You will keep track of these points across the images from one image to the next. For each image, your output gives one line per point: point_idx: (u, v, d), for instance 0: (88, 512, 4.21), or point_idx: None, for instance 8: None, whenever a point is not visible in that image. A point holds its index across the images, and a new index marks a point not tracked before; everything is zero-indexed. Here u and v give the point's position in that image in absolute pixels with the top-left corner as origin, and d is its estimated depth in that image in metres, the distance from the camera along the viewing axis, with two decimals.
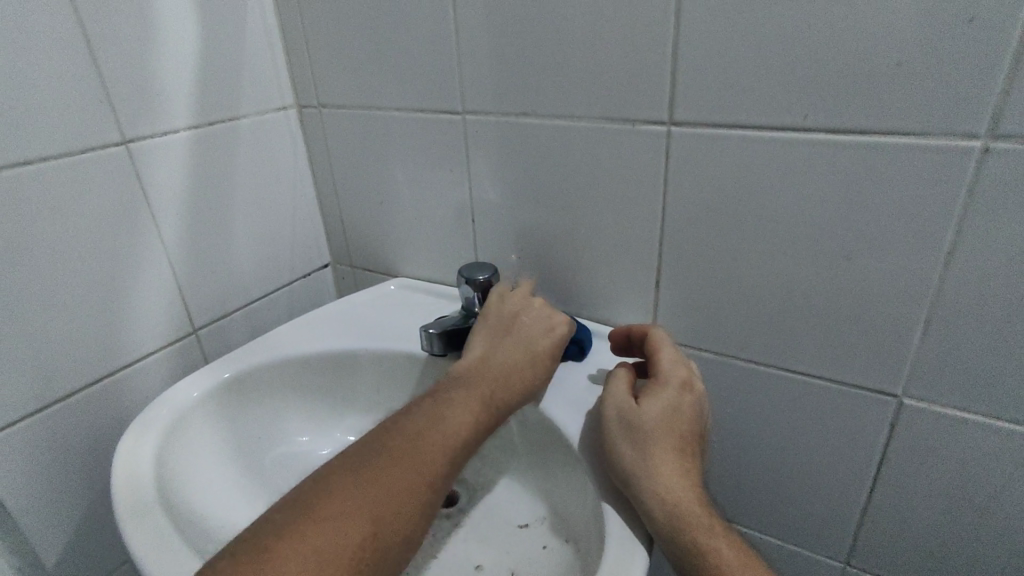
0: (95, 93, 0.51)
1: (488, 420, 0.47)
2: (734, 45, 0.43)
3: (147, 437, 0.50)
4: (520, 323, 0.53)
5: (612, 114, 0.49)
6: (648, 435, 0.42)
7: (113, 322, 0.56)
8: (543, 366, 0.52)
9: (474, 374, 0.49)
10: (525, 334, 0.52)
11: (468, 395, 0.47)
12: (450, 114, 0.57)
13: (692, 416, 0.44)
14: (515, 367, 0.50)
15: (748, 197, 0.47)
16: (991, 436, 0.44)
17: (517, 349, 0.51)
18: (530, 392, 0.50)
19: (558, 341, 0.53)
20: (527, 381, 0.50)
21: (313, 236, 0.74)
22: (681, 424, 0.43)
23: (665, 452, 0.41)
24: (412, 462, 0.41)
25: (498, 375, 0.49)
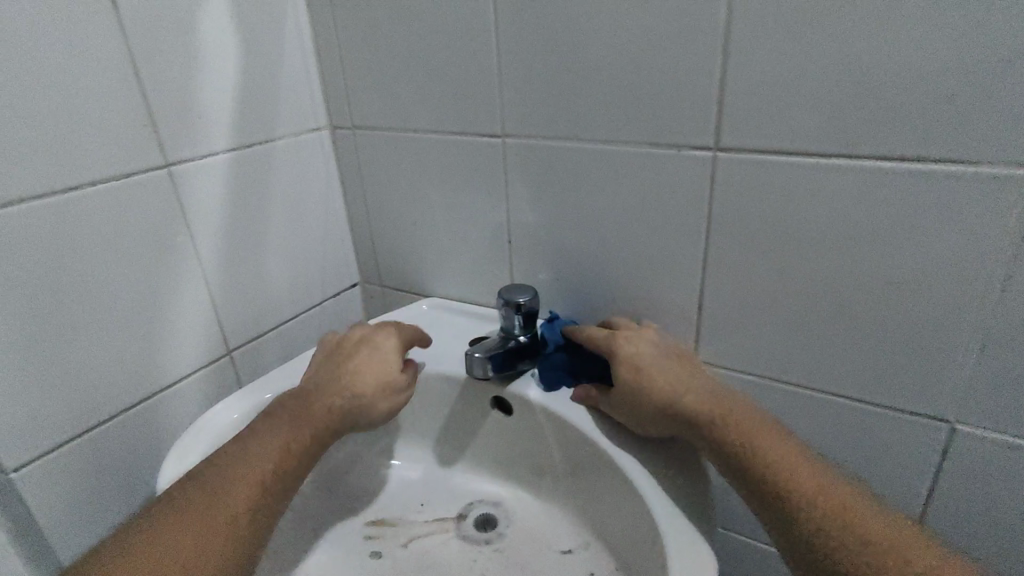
0: (139, 118, 0.51)
1: (322, 426, 0.48)
2: (785, 72, 0.43)
3: (186, 463, 0.50)
4: (357, 351, 0.54)
5: (656, 139, 0.49)
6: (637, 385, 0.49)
7: (152, 344, 0.55)
8: (382, 371, 0.53)
9: (309, 391, 0.50)
10: (360, 358, 0.53)
11: (298, 406, 0.49)
12: (488, 137, 0.58)
13: (642, 370, 0.49)
14: (349, 375, 0.52)
15: (797, 222, 0.47)
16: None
17: (351, 370, 0.52)
18: (372, 398, 0.52)
19: (393, 366, 0.54)
20: (364, 387, 0.51)
21: (343, 256, 0.74)
22: (651, 359, 0.50)
23: (655, 384, 0.48)
24: (256, 459, 0.44)
25: (329, 384, 0.51)
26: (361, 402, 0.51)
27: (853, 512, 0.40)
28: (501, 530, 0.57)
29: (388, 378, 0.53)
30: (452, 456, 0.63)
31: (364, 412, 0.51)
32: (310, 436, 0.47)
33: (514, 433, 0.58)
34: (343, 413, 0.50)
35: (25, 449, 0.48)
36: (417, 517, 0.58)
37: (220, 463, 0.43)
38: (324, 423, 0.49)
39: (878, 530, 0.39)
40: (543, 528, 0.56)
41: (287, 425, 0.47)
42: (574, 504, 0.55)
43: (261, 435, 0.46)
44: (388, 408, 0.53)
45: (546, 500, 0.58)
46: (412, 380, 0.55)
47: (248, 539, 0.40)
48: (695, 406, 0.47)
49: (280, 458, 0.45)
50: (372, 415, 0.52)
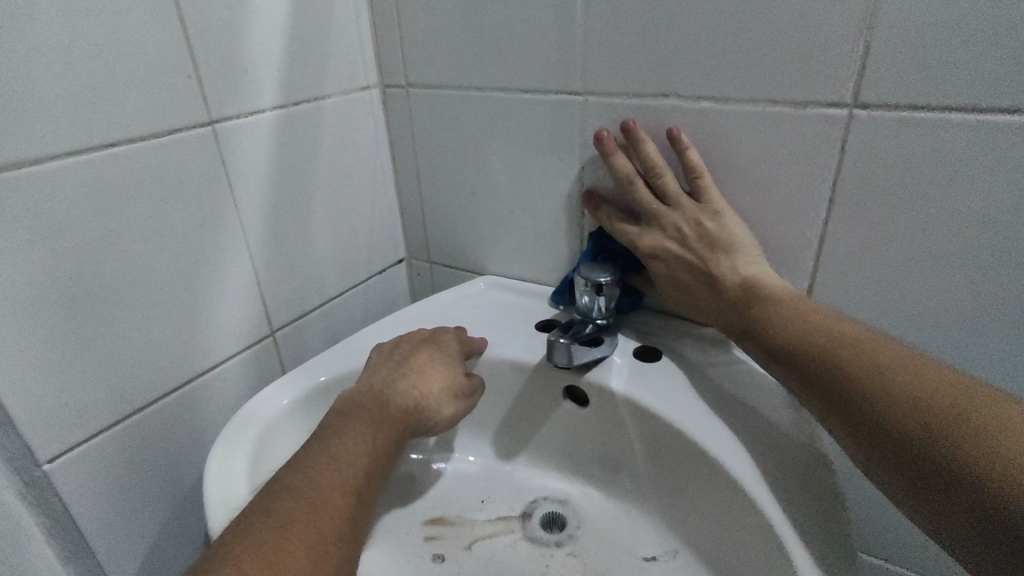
0: (182, 66, 0.45)
1: (398, 423, 0.44)
2: (955, 11, 0.36)
3: (237, 451, 0.45)
4: (414, 352, 0.49)
5: (774, 97, 0.43)
6: (678, 285, 0.48)
7: (194, 322, 0.50)
8: (450, 373, 0.49)
9: (374, 388, 0.46)
10: (421, 357, 0.49)
11: (375, 406, 0.44)
12: (566, 96, 0.51)
13: (674, 254, 0.47)
14: (418, 373, 0.48)
15: (943, 193, 0.40)
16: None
17: (411, 370, 0.48)
18: (442, 399, 0.48)
19: (456, 369, 0.50)
20: (435, 389, 0.47)
21: (390, 229, 0.68)
22: (682, 247, 0.46)
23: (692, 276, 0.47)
24: (344, 460, 0.39)
25: (399, 382, 0.46)
26: (433, 402, 0.47)
27: (921, 375, 0.34)
28: (574, 530, 0.52)
29: (456, 382, 0.49)
30: (515, 448, 0.57)
31: (431, 416, 0.47)
32: (391, 437, 0.43)
33: (586, 426, 0.53)
34: (415, 412, 0.46)
35: (61, 438, 0.43)
36: (479, 516, 0.53)
37: (305, 464, 0.38)
38: (401, 422, 0.44)
39: (945, 387, 0.33)
40: (622, 532, 0.50)
41: (369, 429, 0.42)
42: (658, 506, 0.50)
43: (346, 439, 0.41)
44: (461, 411, 0.49)
45: (623, 500, 0.52)
46: (477, 388, 0.51)
47: (350, 541, 0.36)
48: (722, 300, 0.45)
49: (368, 463, 0.40)
50: (439, 419, 0.48)
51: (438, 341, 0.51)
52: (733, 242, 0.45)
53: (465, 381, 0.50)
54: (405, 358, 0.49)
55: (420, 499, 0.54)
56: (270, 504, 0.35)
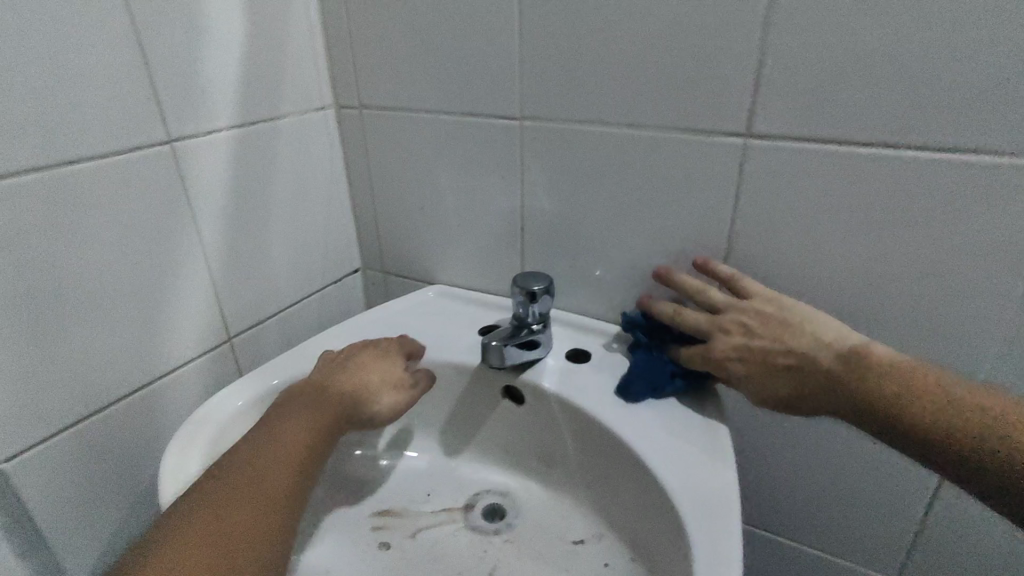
0: (143, 90, 0.49)
1: (333, 411, 0.48)
2: (824, 56, 0.42)
3: (190, 453, 0.48)
4: (356, 353, 0.53)
5: (681, 126, 0.48)
6: (758, 379, 0.45)
7: (152, 328, 0.53)
8: (388, 367, 0.53)
9: (314, 384, 0.50)
10: (360, 356, 0.53)
11: (313, 399, 0.48)
12: (503, 120, 0.56)
13: (751, 347, 0.45)
14: (355, 368, 0.51)
15: (823, 213, 0.46)
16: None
17: (352, 367, 0.52)
18: (380, 389, 0.51)
19: (395, 365, 0.53)
20: (373, 381, 0.51)
21: (345, 240, 0.72)
22: (755, 338, 0.45)
23: (775, 369, 0.44)
24: (279, 446, 0.43)
25: (337, 376, 0.50)
26: (370, 391, 0.50)
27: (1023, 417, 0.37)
28: (511, 519, 0.56)
29: (397, 376, 0.53)
30: (460, 445, 0.61)
31: (369, 405, 0.50)
32: (323, 421, 0.46)
33: (523, 422, 0.57)
34: (352, 400, 0.49)
35: (20, 440, 0.45)
36: (424, 508, 0.57)
37: (240, 451, 0.42)
38: (336, 410, 0.48)
39: None
40: (554, 519, 0.55)
41: (305, 416, 0.46)
42: (586, 494, 0.54)
43: (277, 424, 0.45)
44: (411, 403, 0.52)
45: (556, 490, 0.57)
46: (420, 380, 0.54)
47: (283, 514, 0.40)
48: (827, 391, 0.42)
49: (302, 445, 0.44)
50: (379, 409, 0.51)
51: (378, 342, 0.55)
52: (808, 317, 0.44)
53: (405, 374, 0.53)
54: (347, 359, 0.53)
55: (371, 494, 0.58)
56: (206, 485, 0.39)
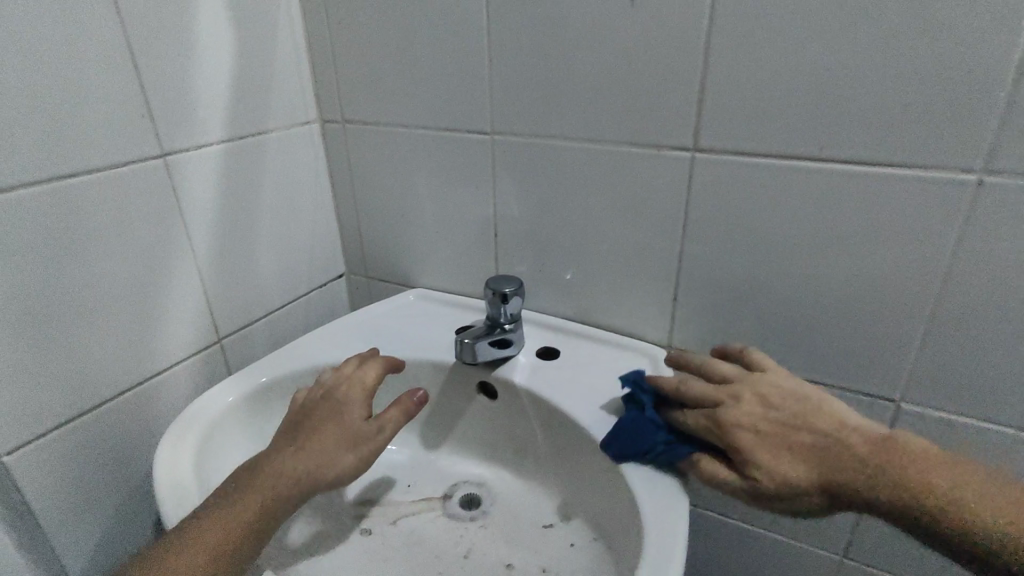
0: (139, 109, 0.52)
1: (278, 487, 0.43)
2: (759, 78, 0.45)
3: (184, 444, 0.51)
4: (315, 406, 0.49)
5: (636, 140, 0.52)
6: (778, 455, 0.42)
7: (146, 330, 0.56)
8: (345, 423, 0.47)
9: (264, 452, 0.46)
10: (316, 412, 0.48)
11: (278, 449, 0.46)
12: (476, 134, 0.60)
13: (775, 419, 0.43)
14: (309, 430, 0.47)
15: (765, 222, 0.49)
16: (1000, 441, 0.48)
17: (306, 428, 0.47)
18: (335, 451, 0.46)
19: (355, 420, 0.48)
20: (325, 443, 0.46)
21: (330, 247, 0.76)
22: (778, 413, 0.43)
23: (804, 447, 0.42)
24: (214, 527, 0.40)
25: (287, 443, 0.46)
26: (321, 458, 0.45)
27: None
28: (486, 506, 0.60)
29: (366, 400, 0.50)
30: (439, 439, 0.65)
31: (324, 471, 0.45)
32: (264, 501, 0.42)
33: (497, 415, 0.61)
34: (301, 470, 0.44)
35: (23, 433, 0.49)
36: (404, 498, 0.61)
37: (172, 538, 0.40)
38: (280, 485, 0.43)
39: None
40: (526, 506, 0.59)
41: (272, 465, 0.44)
42: (556, 482, 0.58)
43: (245, 478, 0.43)
44: (394, 423, 0.48)
45: (529, 479, 0.61)
46: (383, 429, 0.48)
47: None
48: (863, 475, 0.40)
49: (238, 527, 0.41)
50: (335, 473, 0.45)
51: (341, 388, 0.50)
52: (825, 401, 0.44)
53: (365, 429, 0.47)
54: (304, 415, 0.48)
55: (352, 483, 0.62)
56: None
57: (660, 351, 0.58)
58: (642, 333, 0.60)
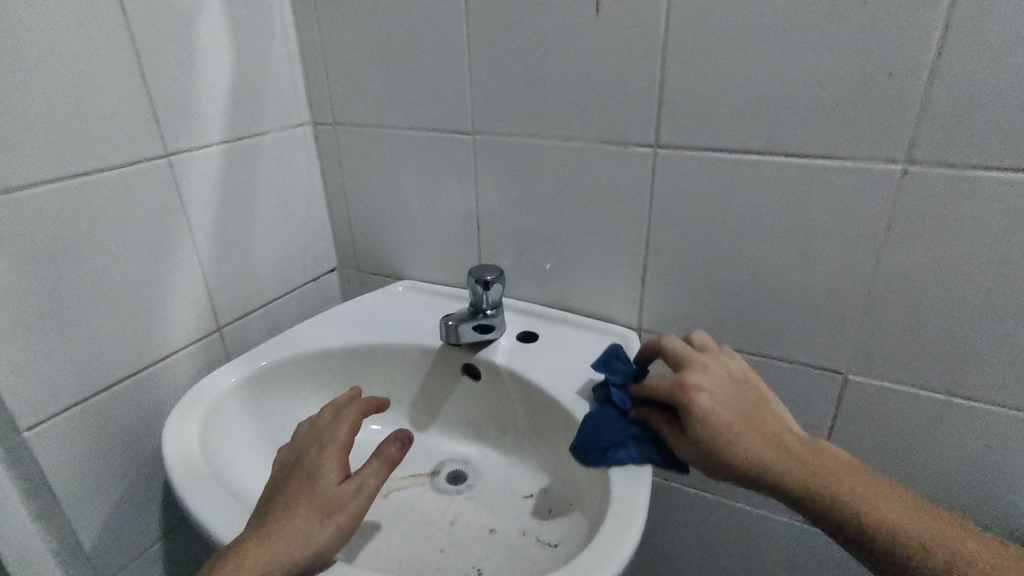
0: (144, 111, 0.56)
1: (268, 560, 0.42)
2: (710, 81, 0.51)
3: (190, 421, 0.55)
4: (296, 474, 0.49)
5: (604, 137, 0.57)
6: (727, 436, 0.45)
7: (151, 317, 0.60)
8: (328, 487, 0.47)
9: (250, 529, 0.45)
10: (298, 482, 0.48)
11: (264, 518, 0.45)
12: (459, 134, 0.65)
13: (730, 402, 0.47)
14: (293, 500, 0.46)
15: (721, 210, 0.54)
16: (934, 405, 0.53)
17: (290, 497, 0.47)
18: (320, 519, 0.45)
19: (337, 482, 0.48)
20: (309, 511, 0.45)
21: (322, 242, 0.80)
22: (732, 396, 0.47)
23: (750, 437, 0.45)
24: None
25: (273, 515, 0.45)
26: (308, 527, 0.44)
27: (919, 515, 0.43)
28: (471, 480, 0.64)
29: (342, 459, 0.50)
30: (427, 419, 0.69)
31: (310, 538, 0.44)
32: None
33: (480, 395, 0.65)
34: (288, 540, 0.43)
35: (39, 411, 0.52)
36: (395, 473, 0.65)
37: None
38: (271, 560, 0.42)
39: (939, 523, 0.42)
40: (508, 478, 0.63)
41: (261, 540, 0.43)
42: (535, 455, 0.62)
43: (233, 556, 0.42)
44: (374, 479, 0.48)
45: (511, 454, 0.65)
46: (365, 486, 0.47)
47: None
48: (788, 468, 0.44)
49: None
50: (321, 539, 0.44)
51: (320, 449, 0.50)
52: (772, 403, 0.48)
53: (348, 490, 0.47)
54: (287, 486, 0.48)
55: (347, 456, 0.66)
56: None
57: (631, 332, 0.63)
58: (614, 317, 0.65)
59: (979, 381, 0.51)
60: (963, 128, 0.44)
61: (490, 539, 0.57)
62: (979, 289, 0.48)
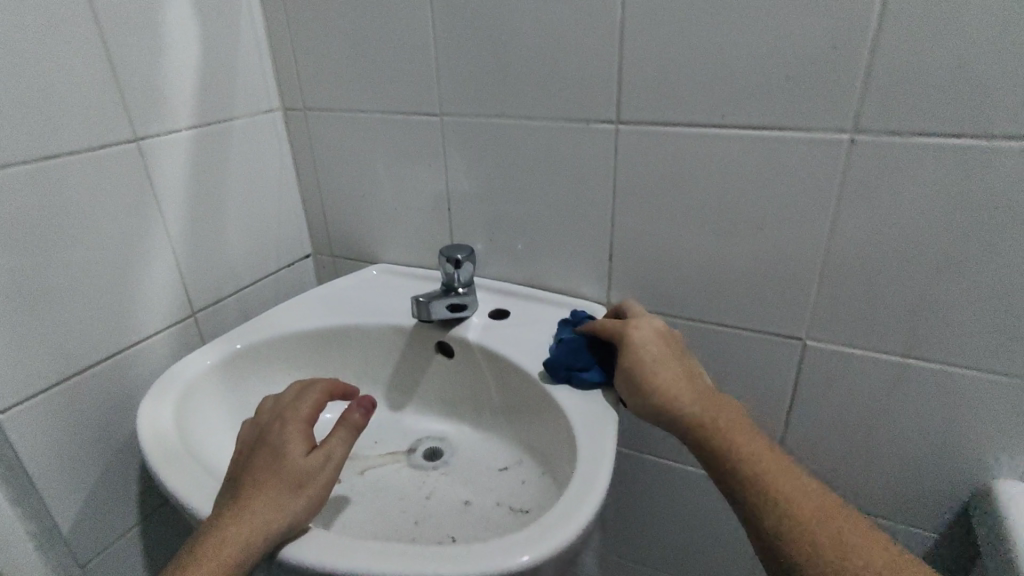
0: (113, 96, 0.57)
1: (243, 532, 0.42)
2: (666, 56, 0.52)
3: (164, 402, 0.56)
4: (259, 450, 0.49)
5: (568, 116, 0.58)
6: (649, 371, 0.48)
7: (124, 302, 0.61)
8: (293, 460, 0.48)
9: (220, 509, 0.45)
10: (259, 458, 0.48)
11: (233, 494, 0.46)
12: (428, 116, 0.66)
13: (656, 345, 0.51)
14: (259, 475, 0.47)
15: (682, 183, 0.56)
16: (888, 367, 0.55)
17: (256, 472, 0.47)
18: (289, 490, 0.46)
19: (299, 455, 0.49)
20: (276, 483, 0.46)
21: (296, 228, 0.81)
22: (659, 342, 0.51)
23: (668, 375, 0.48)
24: None
25: (242, 490, 0.45)
26: (278, 498, 0.45)
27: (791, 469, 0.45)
28: (446, 456, 0.65)
29: (307, 432, 0.51)
30: (403, 399, 0.70)
31: (280, 507, 0.44)
32: (235, 550, 0.42)
33: (454, 373, 0.66)
34: (261, 511, 0.44)
35: (12, 394, 0.53)
36: (371, 452, 0.66)
37: None
38: (245, 531, 0.43)
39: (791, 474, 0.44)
40: (483, 453, 0.64)
41: (235, 515, 0.44)
42: (509, 429, 0.64)
43: (209, 537, 0.43)
44: (340, 448, 0.50)
45: (485, 430, 0.66)
46: (331, 455, 0.49)
47: None
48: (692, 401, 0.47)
49: None
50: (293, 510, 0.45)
51: (280, 424, 0.51)
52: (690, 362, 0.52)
53: (313, 460, 0.48)
54: (250, 461, 0.48)
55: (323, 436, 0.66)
56: None
57: (599, 307, 0.65)
58: (583, 293, 0.67)
59: (929, 343, 0.53)
60: (906, 97, 0.46)
61: (465, 510, 0.58)
62: (928, 252, 0.50)
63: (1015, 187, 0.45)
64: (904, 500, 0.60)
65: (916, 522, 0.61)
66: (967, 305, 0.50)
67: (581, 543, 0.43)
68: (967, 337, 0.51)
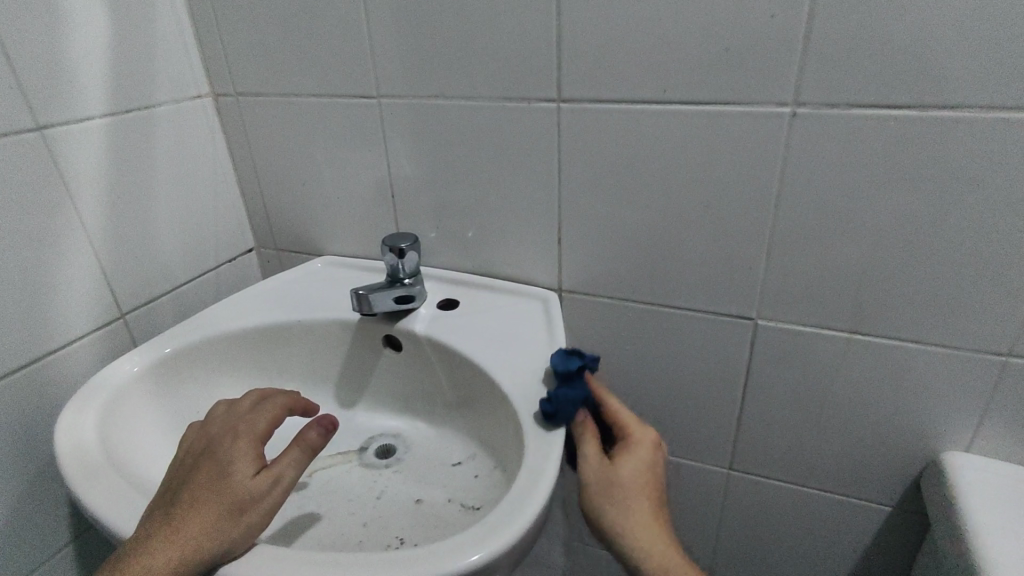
0: (6, 81, 0.52)
1: (174, 558, 0.39)
2: (605, 29, 0.50)
3: (86, 412, 0.52)
4: (203, 464, 0.45)
5: (508, 95, 0.56)
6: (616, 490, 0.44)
7: (38, 306, 0.56)
8: (238, 481, 0.44)
9: (151, 526, 0.42)
10: (203, 475, 0.44)
11: (166, 510, 0.42)
12: (364, 98, 0.62)
13: (643, 469, 0.46)
14: (199, 493, 0.43)
15: (627, 162, 0.54)
16: (838, 344, 0.55)
17: (197, 489, 0.43)
18: (230, 515, 0.42)
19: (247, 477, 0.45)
20: (215, 507, 0.42)
21: (236, 221, 0.76)
22: (648, 466, 0.46)
23: (634, 498, 0.44)
24: None
25: (177, 509, 0.42)
26: (215, 522, 0.41)
27: None
28: (399, 453, 0.63)
29: (258, 450, 0.47)
30: (352, 397, 0.68)
31: (215, 533, 0.41)
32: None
33: (403, 367, 0.64)
34: (194, 536, 0.40)
35: None
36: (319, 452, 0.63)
37: None
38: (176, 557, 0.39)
39: None
40: (436, 449, 0.63)
41: (165, 536, 0.40)
42: (461, 423, 0.62)
43: (135, 556, 0.40)
44: (292, 471, 0.45)
45: (438, 424, 0.64)
46: (281, 479, 0.45)
47: None
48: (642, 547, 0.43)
49: None
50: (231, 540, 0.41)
51: (229, 439, 0.47)
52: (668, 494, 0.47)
53: (262, 484, 0.44)
54: (193, 475, 0.45)
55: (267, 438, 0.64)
56: None
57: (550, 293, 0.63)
58: (535, 280, 0.65)
59: (878, 319, 0.52)
60: (848, 67, 0.44)
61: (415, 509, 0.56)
62: (873, 227, 0.49)
63: (956, 159, 0.45)
64: (857, 476, 0.60)
65: (869, 497, 0.61)
66: (912, 280, 0.50)
67: (525, 540, 0.41)
68: (914, 312, 0.51)
